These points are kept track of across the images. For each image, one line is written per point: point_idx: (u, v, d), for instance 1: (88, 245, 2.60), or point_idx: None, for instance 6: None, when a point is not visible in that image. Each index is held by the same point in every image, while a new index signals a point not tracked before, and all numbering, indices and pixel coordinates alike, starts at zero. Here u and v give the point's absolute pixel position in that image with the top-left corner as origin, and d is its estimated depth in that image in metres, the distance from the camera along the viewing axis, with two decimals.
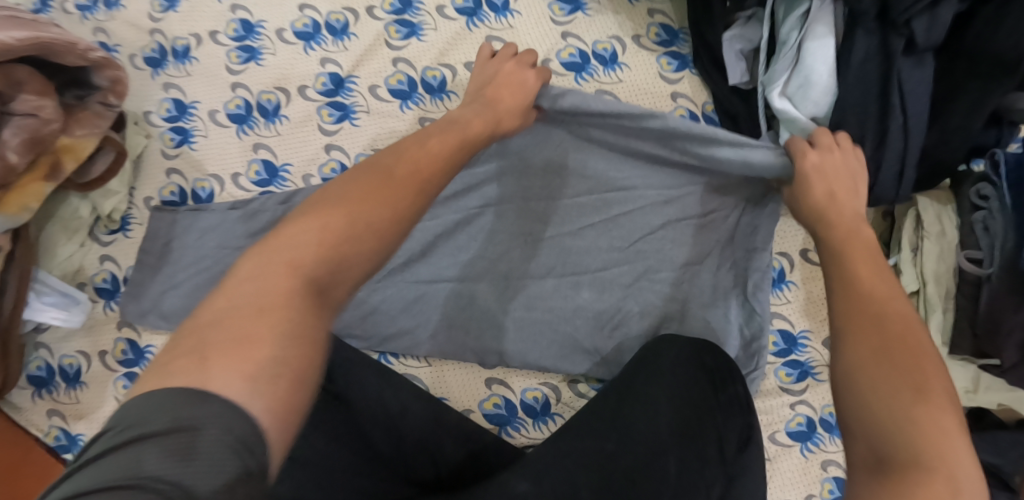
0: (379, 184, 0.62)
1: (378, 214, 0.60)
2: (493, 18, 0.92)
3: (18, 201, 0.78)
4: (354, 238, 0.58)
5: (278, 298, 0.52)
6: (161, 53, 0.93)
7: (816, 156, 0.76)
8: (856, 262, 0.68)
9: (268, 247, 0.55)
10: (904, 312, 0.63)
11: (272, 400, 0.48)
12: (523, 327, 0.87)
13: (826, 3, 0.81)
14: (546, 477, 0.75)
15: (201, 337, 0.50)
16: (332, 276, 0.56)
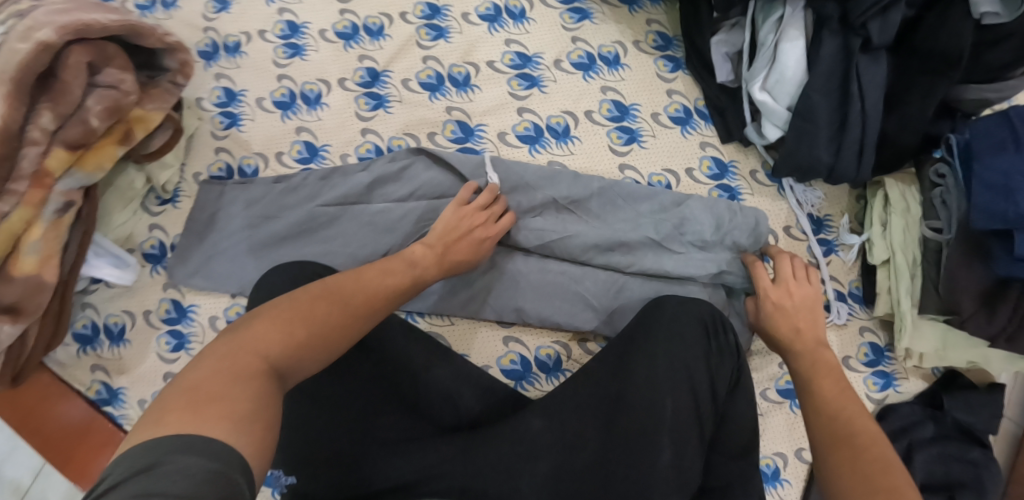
0: (341, 291, 0.74)
1: (336, 318, 0.71)
2: (512, 24, 1.05)
3: (95, 160, 0.88)
4: (314, 335, 0.69)
5: (244, 376, 0.63)
6: (213, 47, 1.04)
7: (775, 293, 0.89)
8: (823, 387, 0.78)
9: (240, 339, 0.66)
10: (869, 429, 0.72)
11: (250, 437, 0.59)
12: (538, 287, 0.96)
13: (798, 10, 0.95)
14: (557, 412, 0.84)
15: (192, 397, 0.60)
16: (292, 363, 0.67)
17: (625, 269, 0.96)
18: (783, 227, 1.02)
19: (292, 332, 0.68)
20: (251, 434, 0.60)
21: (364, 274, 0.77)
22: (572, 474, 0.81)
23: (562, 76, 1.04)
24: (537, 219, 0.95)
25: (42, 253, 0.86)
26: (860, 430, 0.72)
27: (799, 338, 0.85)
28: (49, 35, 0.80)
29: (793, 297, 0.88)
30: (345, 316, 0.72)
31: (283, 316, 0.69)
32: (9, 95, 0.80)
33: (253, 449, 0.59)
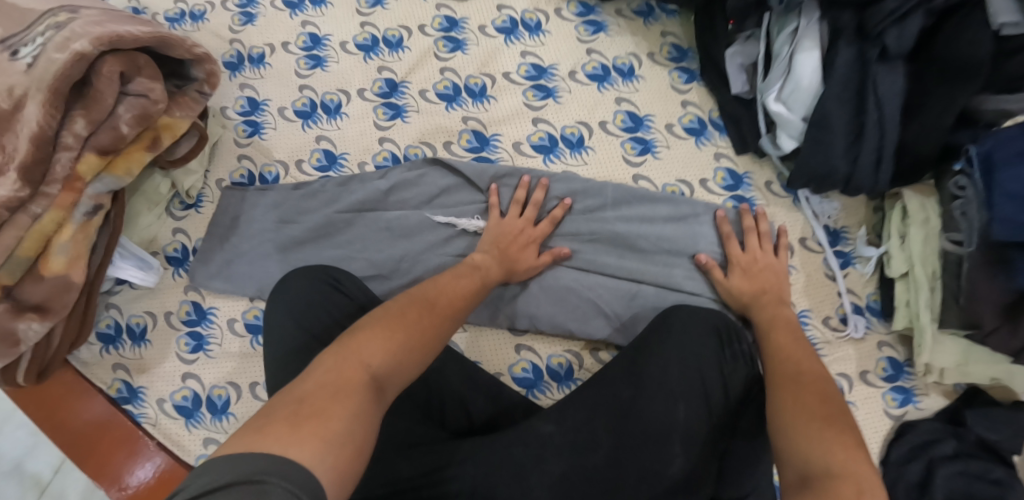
0: (428, 303, 0.76)
1: (428, 342, 0.72)
2: (528, 36, 1.07)
3: (124, 165, 0.90)
4: (409, 354, 0.70)
5: (345, 391, 0.63)
6: (238, 58, 1.08)
7: (746, 255, 0.94)
8: (778, 335, 0.84)
9: (343, 350, 0.67)
10: (815, 367, 0.77)
11: (336, 459, 0.58)
12: (551, 294, 0.96)
13: (813, 22, 0.95)
14: (567, 416, 0.84)
15: (293, 412, 0.60)
16: (387, 373, 0.67)
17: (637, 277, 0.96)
18: (799, 238, 1.01)
19: (387, 345, 0.68)
20: (349, 449, 0.60)
21: (444, 284, 0.81)
22: (585, 476, 0.80)
23: (576, 87, 1.05)
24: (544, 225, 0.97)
25: (71, 254, 0.87)
26: (817, 378, 0.75)
27: (766, 296, 0.90)
28: (85, 45, 0.82)
29: (745, 270, 0.93)
30: (436, 340, 0.73)
31: (380, 331, 0.70)
32: (46, 102, 0.82)
33: (334, 470, 0.58)
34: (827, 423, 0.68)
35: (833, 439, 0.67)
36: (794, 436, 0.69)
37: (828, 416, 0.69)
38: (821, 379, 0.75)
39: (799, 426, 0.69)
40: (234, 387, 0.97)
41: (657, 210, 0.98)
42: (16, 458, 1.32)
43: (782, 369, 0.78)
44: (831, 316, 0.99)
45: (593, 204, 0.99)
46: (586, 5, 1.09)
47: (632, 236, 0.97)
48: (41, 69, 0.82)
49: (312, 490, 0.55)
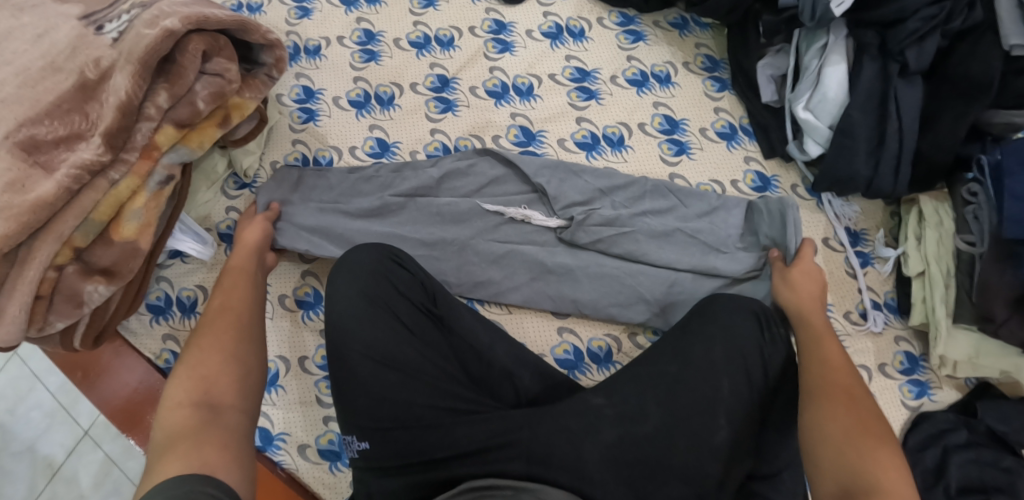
0: (212, 323, 0.87)
1: (232, 346, 0.84)
2: (572, 41, 1.14)
3: (198, 139, 0.94)
4: (224, 365, 0.82)
5: (184, 425, 0.74)
6: (295, 49, 1.13)
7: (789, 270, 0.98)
8: (818, 335, 0.91)
9: (167, 402, 0.77)
10: (849, 380, 0.85)
11: (204, 458, 0.69)
12: (594, 277, 1.01)
13: (841, 38, 1.03)
14: (616, 392, 0.89)
15: (161, 450, 0.71)
16: (207, 395, 0.78)
17: (675, 265, 1.00)
18: (822, 238, 1.08)
19: (192, 379, 0.79)
20: (220, 458, 0.70)
21: (219, 298, 0.91)
22: (633, 443, 0.85)
23: (617, 90, 1.12)
24: (587, 214, 1.01)
25: (142, 221, 0.91)
26: (864, 405, 0.82)
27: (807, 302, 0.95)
28: (175, 23, 0.87)
29: (812, 290, 0.96)
30: (241, 343, 0.85)
31: (198, 367, 0.81)
32: (135, 73, 0.86)
33: (213, 461, 0.70)
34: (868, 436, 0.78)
35: (877, 453, 0.77)
36: (836, 452, 0.78)
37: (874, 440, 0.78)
38: (863, 403, 0.83)
39: (842, 467, 0.76)
40: (283, 361, 1.00)
41: (691, 201, 1.04)
42: (29, 439, 1.33)
43: (821, 377, 0.86)
44: (851, 311, 1.05)
45: (634, 197, 1.04)
46: (625, 15, 1.17)
47: (670, 225, 1.02)
48: (129, 42, 0.87)
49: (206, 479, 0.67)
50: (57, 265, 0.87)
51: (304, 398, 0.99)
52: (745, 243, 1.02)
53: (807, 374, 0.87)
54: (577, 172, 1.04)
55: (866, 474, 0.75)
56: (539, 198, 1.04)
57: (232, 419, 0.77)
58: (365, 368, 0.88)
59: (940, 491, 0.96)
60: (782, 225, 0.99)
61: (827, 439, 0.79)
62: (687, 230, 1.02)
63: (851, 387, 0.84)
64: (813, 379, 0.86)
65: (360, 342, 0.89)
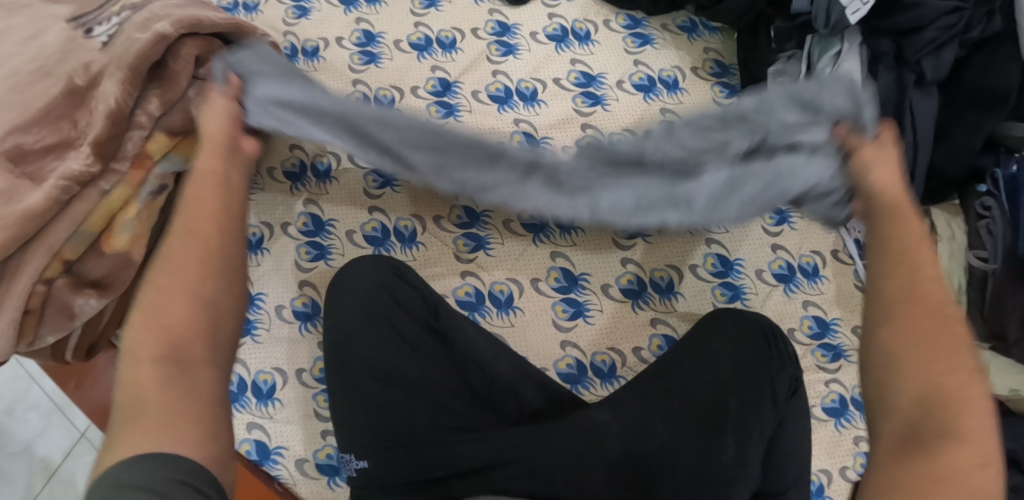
0: (179, 244, 0.72)
1: (206, 279, 0.70)
2: (578, 45, 1.11)
3: (192, 147, 0.92)
4: (190, 310, 0.69)
5: (152, 391, 0.65)
6: (293, 50, 1.10)
7: (872, 149, 0.77)
8: (909, 231, 0.72)
9: (135, 349, 0.67)
10: (942, 298, 0.68)
11: (178, 441, 0.63)
12: (612, 182, 0.87)
13: (855, 46, 0.99)
14: (621, 407, 0.86)
15: (129, 419, 0.64)
16: (174, 345, 0.67)
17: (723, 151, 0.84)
18: (831, 249, 1.05)
19: (153, 333, 0.67)
20: (195, 440, 0.64)
21: (190, 207, 0.74)
22: (639, 459, 0.83)
23: (624, 96, 1.08)
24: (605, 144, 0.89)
25: (135, 232, 0.88)
26: (955, 329, 0.68)
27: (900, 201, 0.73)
28: (167, 27, 0.84)
29: (895, 174, 0.74)
30: (210, 277, 0.71)
31: (159, 310, 0.68)
32: (124, 80, 0.83)
33: (189, 444, 0.63)
34: (952, 368, 0.66)
35: (960, 392, 0.65)
36: (912, 387, 0.66)
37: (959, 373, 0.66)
38: (956, 327, 0.68)
39: (906, 404, 0.66)
40: (280, 374, 0.98)
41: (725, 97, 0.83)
42: (25, 440, 1.31)
43: (903, 289, 0.70)
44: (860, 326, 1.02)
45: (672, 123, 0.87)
46: (632, 18, 1.14)
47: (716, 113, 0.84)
48: (119, 47, 0.84)
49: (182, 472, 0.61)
50: (47, 278, 0.85)
51: (302, 411, 0.98)
52: (798, 125, 0.81)
53: (892, 278, 0.71)
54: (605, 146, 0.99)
55: (942, 416, 0.64)
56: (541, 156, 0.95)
57: (199, 383, 0.67)
58: (364, 384, 0.86)
59: None
60: (857, 95, 0.79)
61: (901, 368, 0.67)
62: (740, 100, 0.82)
63: (944, 306, 0.68)
64: (893, 293, 0.70)
65: (360, 357, 0.87)
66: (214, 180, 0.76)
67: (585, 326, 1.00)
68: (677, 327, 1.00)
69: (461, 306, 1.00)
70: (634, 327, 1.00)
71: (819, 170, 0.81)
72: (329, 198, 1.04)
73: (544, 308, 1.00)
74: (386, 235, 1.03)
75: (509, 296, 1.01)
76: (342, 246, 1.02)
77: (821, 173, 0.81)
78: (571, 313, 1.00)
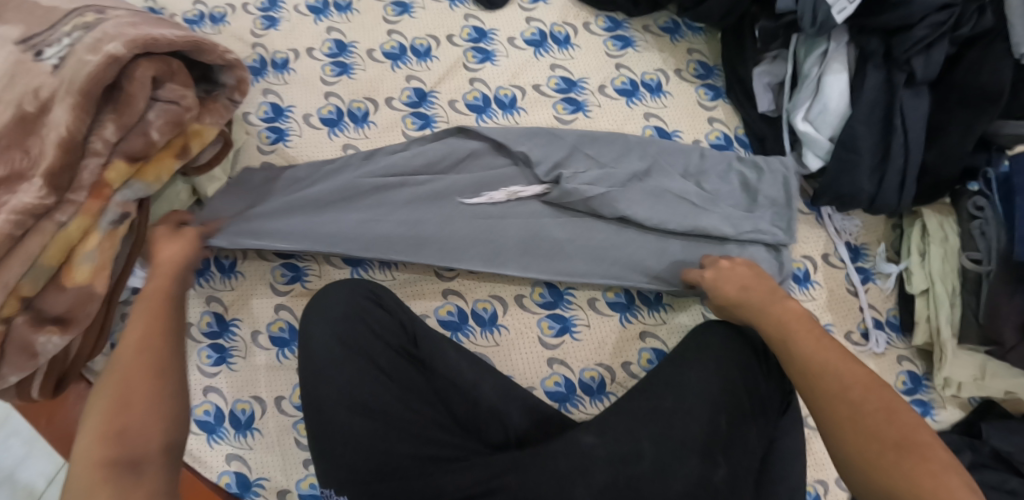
0: (134, 341, 0.70)
1: (167, 370, 0.69)
2: (557, 49, 1.07)
3: (153, 172, 0.88)
4: (150, 415, 0.66)
5: (95, 486, 0.61)
6: (261, 63, 1.06)
7: (710, 273, 0.90)
8: (798, 337, 0.77)
9: (86, 441, 0.64)
10: (854, 372, 0.72)
11: None
12: (584, 250, 0.97)
13: (841, 45, 0.98)
14: (610, 430, 0.83)
15: None
16: (128, 439, 0.64)
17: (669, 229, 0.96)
18: (822, 254, 1.02)
19: (108, 425, 0.64)
20: None
21: (148, 311, 0.73)
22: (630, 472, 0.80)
23: (606, 101, 1.05)
24: (573, 173, 0.96)
25: (97, 263, 0.85)
26: (885, 402, 0.69)
27: (756, 294, 0.85)
28: (119, 47, 0.80)
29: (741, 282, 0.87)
30: (170, 381, 0.68)
31: (122, 393, 0.66)
32: (77, 106, 0.79)
33: None
34: (906, 451, 0.65)
35: (920, 473, 0.64)
36: (864, 467, 0.67)
37: (902, 449, 0.66)
38: (879, 396, 0.70)
39: (869, 460, 0.66)
40: (259, 402, 0.95)
41: (702, 177, 1.00)
42: (8, 467, 1.12)
43: (819, 383, 0.73)
44: (853, 331, 1.00)
45: (622, 158, 1.00)
46: (613, 20, 1.10)
47: (672, 185, 0.98)
48: (70, 70, 0.80)
49: None
50: (5, 317, 0.82)
51: (283, 441, 0.94)
52: (740, 206, 0.99)
53: (810, 387, 0.73)
54: (590, 156, 1.00)
55: None
56: (520, 171, 0.99)
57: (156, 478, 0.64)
58: (340, 416, 0.83)
59: None
60: (785, 190, 0.99)
61: (852, 460, 0.68)
62: (681, 187, 0.98)
63: (850, 384, 0.71)
64: (815, 386, 0.73)
65: (334, 388, 0.85)
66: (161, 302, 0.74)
67: (572, 342, 0.97)
68: (666, 341, 0.98)
69: (444, 325, 0.97)
70: (622, 342, 0.97)
71: (753, 256, 0.96)
72: None
73: (529, 325, 0.97)
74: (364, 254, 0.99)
75: (493, 313, 0.97)
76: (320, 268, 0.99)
77: (760, 251, 0.97)
78: (558, 330, 0.97)
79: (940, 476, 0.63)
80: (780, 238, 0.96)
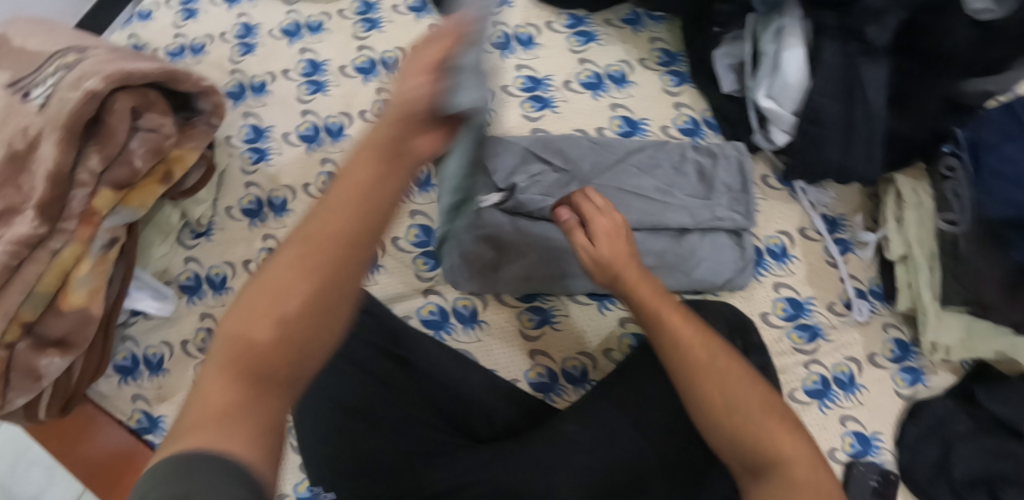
0: (314, 227, 0.61)
1: (315, 277, 0.59)
2: (521, 49, 1.10)
3: (139, 199, 0.92)
4: (326, 308, 0.60)
5: (219, 396, 0.56)
6: (240, 88, 1.11)
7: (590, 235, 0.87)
8: (666, 316, 0.79)
9: (223, 356, 0.58)
10: (715, 349, 0.75)
11: (256, 454, 0.54)
12: (543, 253, 0.98)
13: (796, 19, 0.97)
14: (589, 415, 0.86)
15: (208, 416, 0.55)
16: (297, 347, 0.59)
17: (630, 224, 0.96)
18: (798, 228, 1.03)
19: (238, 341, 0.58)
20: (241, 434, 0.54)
21: (349, 179, 0.62)
22: (617, 451, 0.84)
23: (571, 95, 1.07)
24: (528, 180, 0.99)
25: (91, 287, 0.90)
26: (745, 376, 0.73)
27: (629, 266, 0.83)
28: (96, 83, 0.85)
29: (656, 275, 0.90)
30: (329, 281, 0.60)
31: (266, 282, 0.60)
32: (62, 140, 0.83)
33: (258, 455, 0.54)
34: (770, 415, 0.71)
35: (783, 439, 0.69)
36: (731, 438, 0.71)
37: (766, 413, 0.71)
38: (736, 368, 0.74)
39: (739, 427, 0.70)
40: None
41: (655, 171, 1.00)
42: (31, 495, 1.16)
43: (683, 363, 0.75)
44: (835, 302, 1.00)
45: (576, 158, 1.01)
46: (575, 17, 1.13)
47: (626, 181, 0.99)
48: (54, 108, 0.84)
49: (238, 479, 0.52)
50: (8, 343, 0.86)
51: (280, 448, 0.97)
52: (697, 194, 0.99)
53: (671, 363, 0.76)
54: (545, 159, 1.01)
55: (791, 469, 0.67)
56: None
57: (288, 406, 0.59)
58: (330, 417, 0.86)
59: (944, 483, 0.92)
60: (740, 175, 1.01)
61: (721, 432, 0.71)
62: (636, 182, 0.99)
63: (715, 359, 0.74)
64: (678, 362, 0.75)
65: (322, 390, 0.87)
66: (377, 157, 0.63)
67: (551, 332, 0.98)
68: None
69: (426, 325, 0.98)
70: (601, 331, 0.99)
71: (711, 246, 0.97)
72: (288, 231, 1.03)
73: (508, 319, 0.99)
74: None
75: (472, 310, 0.99)
76: None
77: (721, 240, 0.98)
78: (537, 321, 0.99)
79: (792, 437, 0.70)
80: (739, 223, 0.98)
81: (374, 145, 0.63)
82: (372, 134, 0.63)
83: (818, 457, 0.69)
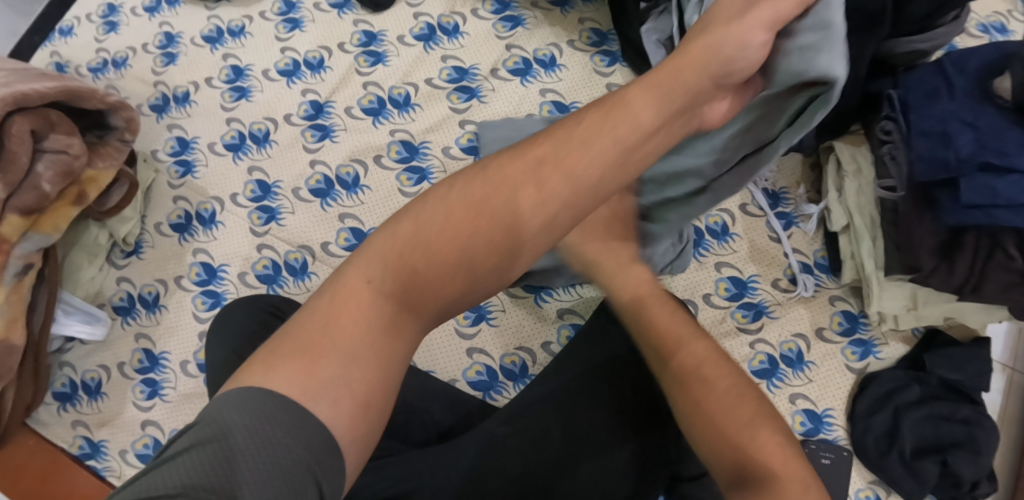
0: (511, 169, 0.65)
1: (495, 222, 0.64)
2: (446, 40, 1.07)
3: (51, 222, 0.91)
4: (458, 261, 0.63)
5: (348, 325, 0.61)
6: (164, 100, 1.08)
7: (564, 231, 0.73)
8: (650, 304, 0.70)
9: (339, 291, 0.62)
10: (699, 343, 0.68)
11: (342, 404, 0.58)
12: None
13: None
14: (517, 415, 0.82)
15: (298, 346, 0.60)
16: (414, 290, 0.63)
17: None
18: (739, 205, 1.01)
19: (389, 271, 0.62)
20: (343, 385, 0.59)
21: (577, 129, 0.67)
22: (544, 452, 0.80)
23: (499, 84, 1.04)
24: None
25: (8, 317, 0.88)
26: (726, 368, 0.67)
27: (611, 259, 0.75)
28: None
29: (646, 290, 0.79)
30: (499, 229, 0.64)
31: (430, 217, 0.64)
32: None
33: (345, 404, 0.58)
34: (747, 408, 0.65)
35: (758, 429, 0.64)
36: (708, 436, 0.65)
37: (743, 401, 0.66)
38: (717, 359, 0.68)
39: (713, 422, 0.65)
40: None
41: None
42: None
43: (666, 356, 0.68)
44: (779, 278, 0.98)
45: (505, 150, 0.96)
46: (500, 2, 1.09)
47: None
48: None
49: (318, 443, 0.56)
50: None
51: None
52: None
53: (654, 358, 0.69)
54: None
55: (764, 461, 0.63)
56: None
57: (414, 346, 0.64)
58: None
59: (896, 456, 0.88)
60: None
61: (700, 424, 0.65)
62: None
63: (698, 351, 0.68)
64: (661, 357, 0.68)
65: None
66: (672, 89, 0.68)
67: (488, 329, 0.96)
68: (584, 315, 0.97)
69: None
70: (540, 324, 0.97)
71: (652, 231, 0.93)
72: (218, 244, 1.01)
73: (444, 319, 0.97)
74: (278, 271, 0.99)
75: None
76: (237, 290, 0.99)
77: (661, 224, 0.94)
78: (473, 319, 0.97)
79: (769, 428, 0.64)
80: None
81: (666, 75, 0.68)
82: (693, 56, 0.68)
83: (809, 476, 0.63)
